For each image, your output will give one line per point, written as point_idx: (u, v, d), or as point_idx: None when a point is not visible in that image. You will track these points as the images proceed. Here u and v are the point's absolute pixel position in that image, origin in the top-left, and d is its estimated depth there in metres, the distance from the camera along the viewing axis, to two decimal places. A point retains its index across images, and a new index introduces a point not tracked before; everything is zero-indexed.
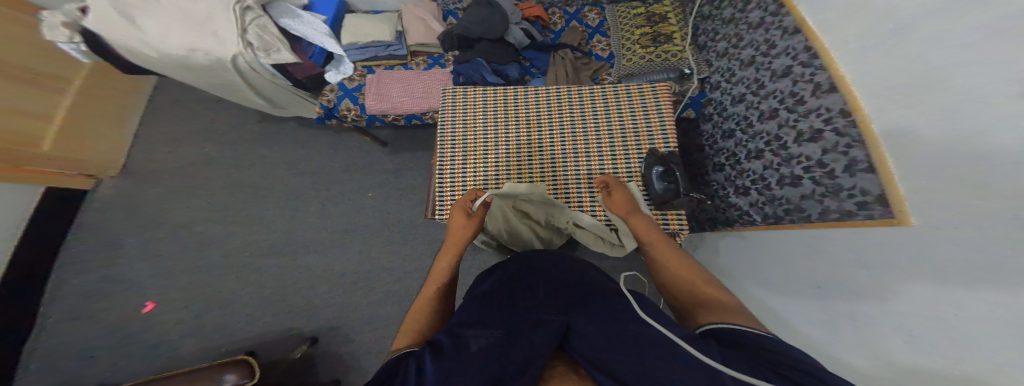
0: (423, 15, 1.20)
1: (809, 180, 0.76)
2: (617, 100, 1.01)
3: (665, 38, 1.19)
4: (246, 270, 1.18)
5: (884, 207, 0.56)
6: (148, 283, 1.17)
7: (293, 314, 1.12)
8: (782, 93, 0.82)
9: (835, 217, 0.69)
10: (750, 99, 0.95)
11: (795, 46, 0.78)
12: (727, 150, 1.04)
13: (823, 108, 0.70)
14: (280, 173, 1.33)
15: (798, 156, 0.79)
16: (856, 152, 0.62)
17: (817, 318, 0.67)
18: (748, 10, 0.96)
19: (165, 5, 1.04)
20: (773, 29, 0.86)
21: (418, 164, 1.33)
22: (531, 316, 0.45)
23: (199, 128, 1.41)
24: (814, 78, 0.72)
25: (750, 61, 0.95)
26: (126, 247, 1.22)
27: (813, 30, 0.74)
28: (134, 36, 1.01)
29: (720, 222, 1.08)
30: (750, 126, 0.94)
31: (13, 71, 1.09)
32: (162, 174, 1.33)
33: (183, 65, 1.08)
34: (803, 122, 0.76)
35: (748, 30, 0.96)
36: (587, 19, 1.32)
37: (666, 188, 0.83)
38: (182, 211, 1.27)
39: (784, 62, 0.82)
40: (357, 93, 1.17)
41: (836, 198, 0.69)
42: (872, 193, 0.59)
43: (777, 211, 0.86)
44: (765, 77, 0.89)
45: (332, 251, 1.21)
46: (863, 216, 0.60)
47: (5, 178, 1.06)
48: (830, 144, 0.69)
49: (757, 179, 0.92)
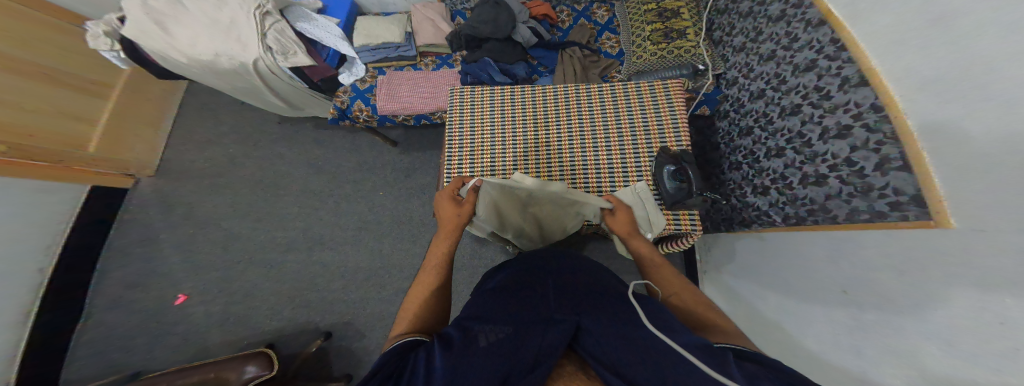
0: (432, 16, 1.22)
1: (834, 179, 0.70)
2: (627, 98, 0.99)
3: (677, 34, 1.16)
4: (267, 265, 1.25)
5: (919, 207, 0.51)
6: (179, 276, 1.25)
7: (310, 308, 1.17)
8: (806, 88, 0.78)
9: (864, 218, 0.63)
10: (770, 95, 0.91)
11: (820, 39, 0.75)
12: (744, 149, 1.00)
13: (852, 102, 0.66)
14: (298, 173, 1.39)
15: (823, 154, 0.74)
16: (888, 149, 0.58)
17: (840, 327, 0.64)
18: (766, 4, 0.93)
19: (193, 13, 1.12)
20: (796, 21, 0.82)
21: (427, 164, 1.36)
22: (542, 313, 0.46)
23: (225, 130, 1.49)
24: (841, 72, 0.69)
25: (769, 56, 0.92)
26: (160, 242, 1.31)
27: (841, 21, 0.70)
28: (167, 44, 1.09)
29: (736, 223, 1.01)
30: (771, 123, 0.90)
31: (65, 77, 1.22)
32: (192, 174, 1.42)
33: (210, 70, 1.15)
34: (829, 119, 0.72)
35: (767, 23, 0.93)
36: (596, 16, 1.31)
37: (678, 187, 0.80)
38: (209, 208, 1.35)
39: (808, 55, 0.78)
40: (369, 94, 1.20)
41: (864, 198, 0.64)
42: (906, 193, 0.54)
43: (797, 212, 0.80)
44: (787, 72, 0.85)
45: (346, 248, 1.25)
46: (896, 218, 0.56)
47: (53, 176, 1.18)
48: (860, 141, 0.64)
49: (777, 178, 0.87)
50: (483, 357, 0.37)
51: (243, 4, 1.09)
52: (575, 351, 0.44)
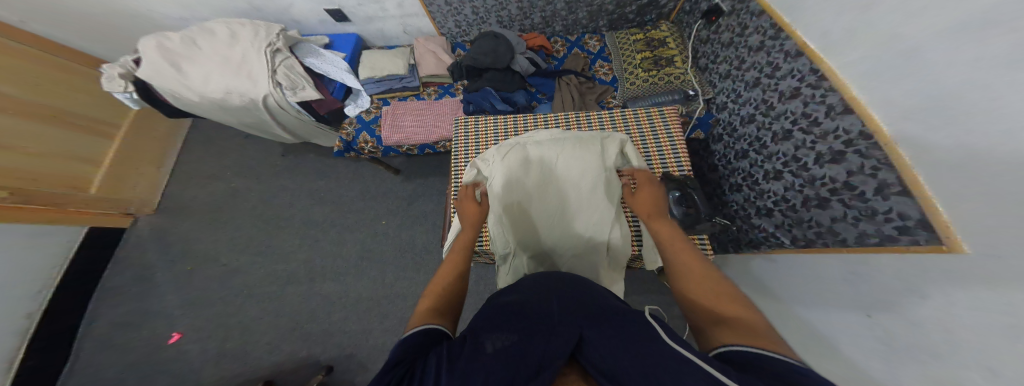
0: (434, 48, 1.29)
1: (837, 202, 0.72)
2: (625, 122, 1.03)
3: (666, 61, 1.23)
4: (267, 298, 1.22)
5: (928, 232, 0.51)
6: (175, 314, 1.21)
7: (310, 342, 1.13)
8: (794, 114, 0.83)
9: (875, 241, 0.63)
10: (760, 119, 0.95)
11: (800, 69, 0.79)
12: (742, 171, 1.03)
13: (840, 129, 0.69)
14: (301, 204, 1.39)
15: (822, 178, 0.76)
16: (884, 175, 0.59)
17: (871, 347, 0.61)
18: (746, 35, 0.99)
19: (206, 52, 1.16)
20: (775, 52, 0.87)
21: (430, 190, 1.37)
22: (541, 323, 0.44)
23: (228, 163, 1.51)
24: (826, 100, 0.72)
25: (755, 84, 0.97)
26: (157, 278, 1.28)
27: (816, 53, 0.74)
28: (180, 82, 1.11)
29: (744, 243, 1.04)
30: (765, 147, 0.94)
31: (98, 125, 1.31)
32: (193, 209, 1.41)
33: (220, 107, 1.17)
34: (821, 144, 0.75)
35: (748, 53, 0.99)
36: (588, 46, 1.37)
37: (685, 212, 0.81)
38: (209, 243, 1.34)
39: (791, 83, 0.83)
40: (374, 125, 1.23)
41: (872, 222, 0.64)
42: (912, 217, 0.54)
43: (806, 234, 0.82)
44: (774, 99, 0.90)
45: (348, 278, 1.23)
46: (907, 241, 0.56)
47: (27, 218, 1.09)
48: (855, 166, 0.67)
49: (779, 201, 0.90)
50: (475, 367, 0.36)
51: (253, 43, 1.16)
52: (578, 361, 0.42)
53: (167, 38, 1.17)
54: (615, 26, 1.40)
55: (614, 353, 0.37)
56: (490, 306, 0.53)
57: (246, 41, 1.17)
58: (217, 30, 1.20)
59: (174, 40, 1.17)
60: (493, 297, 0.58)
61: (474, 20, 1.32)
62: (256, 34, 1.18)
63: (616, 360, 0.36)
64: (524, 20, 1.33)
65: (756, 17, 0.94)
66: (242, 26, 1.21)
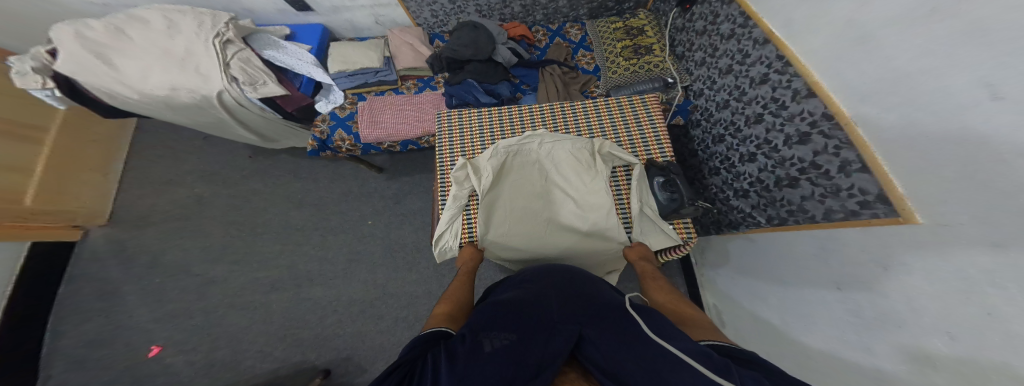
0: (411, 40, 1.23)
1: (806, 182, 0.76)
2: (609, 111, 1.03)
3: (645, 50, 1.24)
4: (252, 307, 1.19)
5: (886, 206, 0.55)
6: (151, 327, 1.15)
7: (303, 347, 1.13)
8: (763, 99, 0.86)
9: (841, 216, 0.67)
10: (734, 105, 0.98)
11: (768, 56, 0.83)
12: (720, 155, 1.07)
13: (805, 112, 0.73)
14: (278, 207, 1.33)
15: (790, 158, 0.80)
16: (845, 153, 0.63)
17: (822, 328, 0.70)
18: (719, 23, 1.02)
19: (140, 44, 1.04)
20: (745, 40, 0.91)
21: (416, 188, 1.35)
22: (545, 322, 0.51)
23: (189, 167, 1.39)
24: (791, 85, 0.76)
25: (727, 70, 1.00)
26: (122, 294, 1.20)
27: (782, 41, 0.79)
28: (113, 80, 0.98)
29: (724, 225, 1.09)
30: (739, 131, 0.97)
31: (20, 130, 1.13)
32: (154, 218, 1.31)
33: (167, 106, 1.05)
34: (789, 126, 0.78)
35: (721, 41, 1.02)
36: (570, 35, 1.34)
37: (670, 198, 0.80)
38: (178, 253, 1.26)
39: (761, 70, 0.86)
40: (350, 121, 1.15)
41: (836, 199, 0.68)
42: (869, 193, 0.58)
43: (779, 213, 0.86)
44: (745, 85, 0.93)
45: (337, 282, 1.22)
46: (867, 217, 0.59)
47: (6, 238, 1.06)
48: (821, 146, 0.70)
49: (754, 182, 0.93)
50: (490, 365, 0.42)
51: (198, 33, 1.04)
52: (577, 360, 0.50)
53: (89, 27, 1.03)
54: (596, 14, 1.37)
55: (616, 350, 0.45)
56: (488, 304, 0.58)
57: (188, 32, 1.05)
58: (151, 19, 1.08)
59: (99, 30, 1.03)
60: (487, 299, 0.62)
61: (452, 9, 1.24)
62: (200, 24, 1.06)
63: (620, 356, 0.44)
64: (504, 9, 1.27)
65: (726, 7, 0.98)
66: (182, 14, 1.08)
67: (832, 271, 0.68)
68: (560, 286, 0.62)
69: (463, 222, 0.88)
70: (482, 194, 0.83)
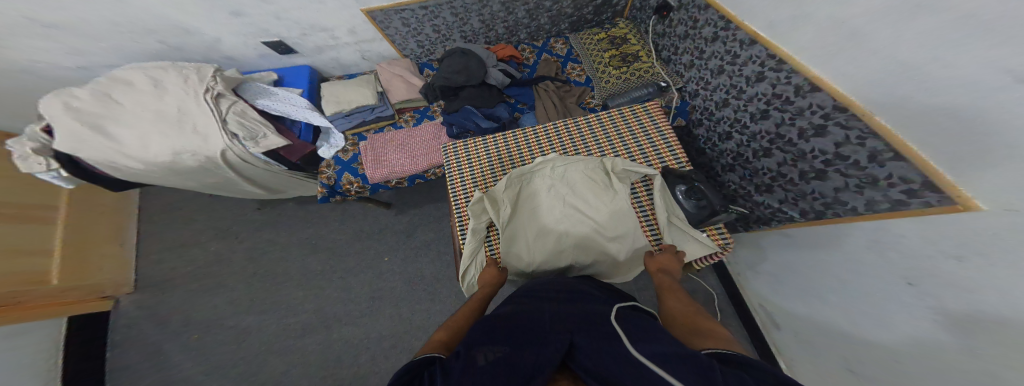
0: (401, 72, 1.22)
1: (835, 173, 0.73)
2: (615, 125, 1.01)
3: (632, 58, 1.23)
4: (289, 351, 1.27)
5: (936, 193, 0.50)
6: (199, 380, 1.22)
7: (344, 384, 1.21)
8: (765, 96, 0.85)
9: (886, 207, 0.63)
10: (734, 103, 0.97)
11: (758, 55, 0.83)
12: (730, 152, 1.05)
13: (814, 105, 0.71)
14: (298, 254, 1.42)
15: (811, 151, 0.77)
16: (872, 143, 0.60)
17: (904, 330, 0.66)
18: (700, 26, 1.02)
19: (130, 109, 0.96)
20: (729, 42, 0.91)
21: (425, 220, 1.44)
22: (534, 333, 0.48)
23: (200, 225, 1.47)
24: (791, 81, 0.75)
25: (718, 72, 0.99)
26: (165, 353, 1.27)
27: (769, 41, 0.79)
28: (115, 151, 0.91)
29: (753, 222, 1.06)
30: (746, 127, 0.96)
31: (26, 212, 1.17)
32: (179, 279, 1.38)
33: (173, 171, 1.00)
34: (800, 120, 0.77)
35: (705, 44, 1.02)
36: (556, 49, 1.31)
37: (697, 205, 0.82)
38: (210, 309, 1.34)
39: (754, 68, 0.86)
40: (355, 164, 1.16)
41: (876, 189, 0.64)
42: (914, 181, 0.54)
43: (814, 206, 0.82)
44: (741, 82, 0.92)
45: (365, 321, 1.30)
46: (919, 206, 0.55)
47: (46, 314, 1.13)
48: (841, 138, 0.68)
49: (777, 176, 0.91)
50: (476, 377, 0.39)
51: (188, 90, 0.98)
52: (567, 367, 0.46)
53: (76, 97, 0.94)
54: (578, 27, 1.36)
55: (602, 351, 0.42)
56: (483, 320, 0.56)
57: (177, 90, 0.98)
58: (136, 80, 1.00)
59: (86, 98, 0.94)
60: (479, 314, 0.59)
61: (437, 38, 1.23)
62: (187, 80, 1.00)
63: (606, 357, 0.41)
64: (488, 32, 1.26)
65: (703, 12, 0.99)
66: (166, 72, 1.02)
67: (892, 279, 0.66)
68: (549, 297, 0.62)
69: (486, 253, 0.92)
70: (500, 225, 0.86)
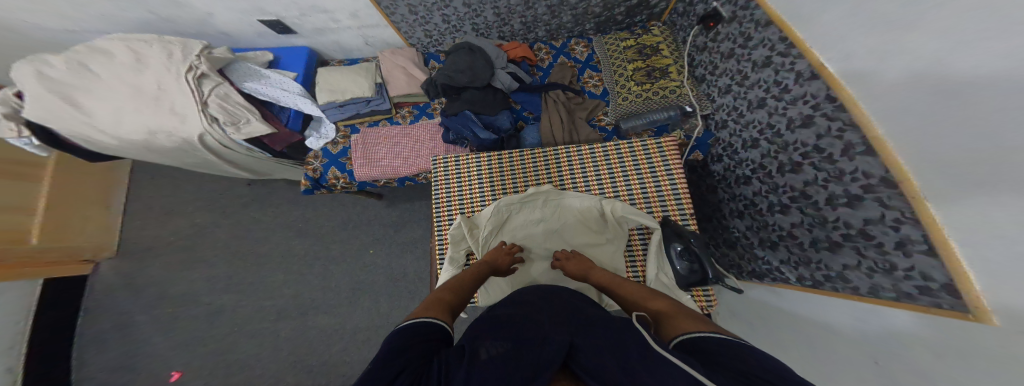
0: (403, 63, 1.14)
1: (852, 249, 0.64)
2: (620, 157, 0.92)
3: (660, 73, 1.12)
4: (261, 334, 1.24)
5: (953, 296, 0.43)
6: (169, 355, 1.22)
7: (313, 374, 1.18)
8: (802, 146, 0.73)
9: (888, 296, 0.56)
10: (764, 146, 0.85)
11: (814, 93, 0.67)
12: (744, 198, 0.96)
13: (859, 170, 0.58)
14: (282, 236, 1.38)
15: (834, 221, 0.67)
16: (907, 229, 0.50)
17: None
18: (750, 48, 0.86)
19: (104, 79, 0.91)
20: (785, 71, 0.75)
21: (415, 216, 1.38)
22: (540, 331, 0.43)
23: (188, 195, 1.43)
24: (843, 135, 0.60)
25: (759, 104, 0.86)
26: (138, 324, 1.26)
27: (836, 78, 0.61)
28: (85, 124, 0.87)
29: (746, 272, 0.98)
30: (768, 176, 0.85)
31: (21, 168, 1.14)
32: (160, 248, 1.36)
33: (148, 149, 0.97)
34: (834, 184, 0.66)
35: (753, 68, 0.87)
36: (575, 53, 1.22)
37: (689, 268, 0.74)
38: (187, 283, 1.31)
39: (802, 110, 0.71)
40: (344, 158, 1.10)
41: (889, 276, 0.56)
42: (935, 280, 0.47)
43: (813, 275, 0.74)
44: (782, 125, 0.79)
45: (341, 312, 1.27)
46: (926, 303, 0.48)
47: (29, 275, 1.15)
48: (873, 214, 0.57)
49: (785, 236, 0.82)
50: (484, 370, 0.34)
51: (168, 67, 0.92)
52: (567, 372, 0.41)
53: (49, 64, 0.89)
54: (603, 28, 1.25)
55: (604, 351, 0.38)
56: (484, 318, 0.51)
57: (157, 65, 0.92)
58: (114, 50, 0.94)
59: (59, 65, 0.89)
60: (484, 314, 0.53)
61: (446, 29, 1.15)
62: (169, 55, 0.94)
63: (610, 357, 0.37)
64: (503, 26, 1.17)
65: (762, 29, 0.80)
66: (148, 44, 0.96)
67: (864, 365, 0.54)
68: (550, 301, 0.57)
69: None
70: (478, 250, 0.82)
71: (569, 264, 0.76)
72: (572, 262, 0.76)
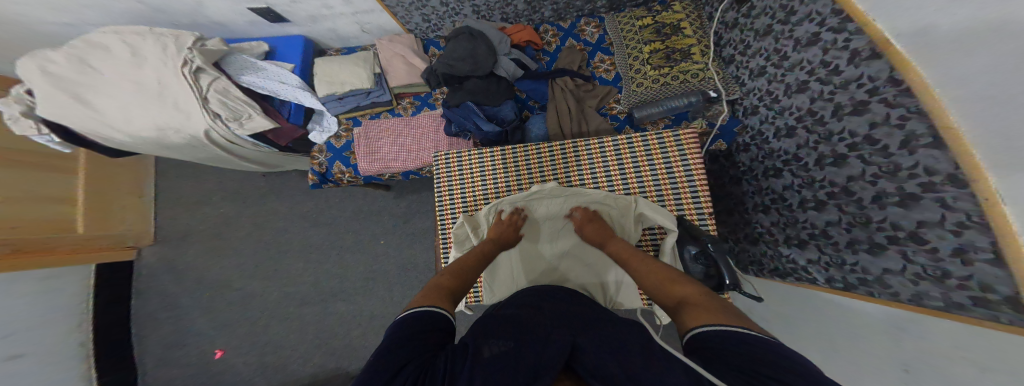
0: (401, 52, 1.08)
1: (896, 252, 0.57)
2: (632, 151, 0.86)
3: (681, 55, 1.00)
4: (289, 318, 1.36)
5: (1017, 310, 0.39)
6: (212, 334, 1.36)
7: (337, 355, 1.29)
8: (851, 136, 0.64)
9: (938, 306, 0.50)
10: (802, 135, 0.76)
11: (870, 77, 0.57)
12: (773, 192, 0.88)
13: (919, 166, 0.50)
14: (299, 226, 1.45)
15: (879, 222, 0.60)
16: (973, 236, 0.44)
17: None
18: (793, 23, 0.75)
19: (108, 76, 0.92)
20: (835, 49, 0.64)
21: (424, 208, 1.39)
22: (543, 333, 0.42)
23: (210, 187, 1.51)
24: (905, 125, 0.51)
25: (800, 87, 0.75)
26: (182, 306, 1.40)
27: (910, 63, 0.48)
28: (98, 122, 0.90)
29: (769, 270, 0.93)
30: (804, 168, 0.77)
31: (50, 160, 1.23)
32: (192, 237, 1.46)
33: (160, 145, 1.00)
34: (886, 181, 0.57)
35: (795, 47, 0.75)
36: (585, 34, 1.12)
37: (704, 272, 0.72)
38: (219, 270, 1.42)
39: (854, 95, 0.61)
40: (347, 152, 1.11)
41: (940, 285, 0.50)
42: (997, 292, 0.42)
43: (847, 277, 0.68)
44: (825, 113, 0.69)
45: (359, 299, 1.35)
46: (981, 315, 0.43)
47: (88, 259, 1.29)
48: (931, 218, 0.50)
49: (817, 234, 0.75)
50: (490, 368, 0.33)
51: (165, 61, 0.91)
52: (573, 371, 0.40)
53: (52, 61, 0.90)
54: (617, 4, 1.13)
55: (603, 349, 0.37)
56: (486, 317, 0.50)
57: (154, 59, 0.92)
58: (112, 45, 0.94)
59: (61, 62, 0.90)
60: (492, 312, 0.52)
61: (445, 12, 1.07)
62: (163, 49, 0.93)
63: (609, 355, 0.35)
64: (506, 7, 1.08)
65: (809, 1, 0.69)
66: (142, 38, 0.95)
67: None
68: (552, 301, 0.55)
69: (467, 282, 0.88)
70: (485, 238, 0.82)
71: (590, 225, 0.77)
72: (591, 226, 0.77)
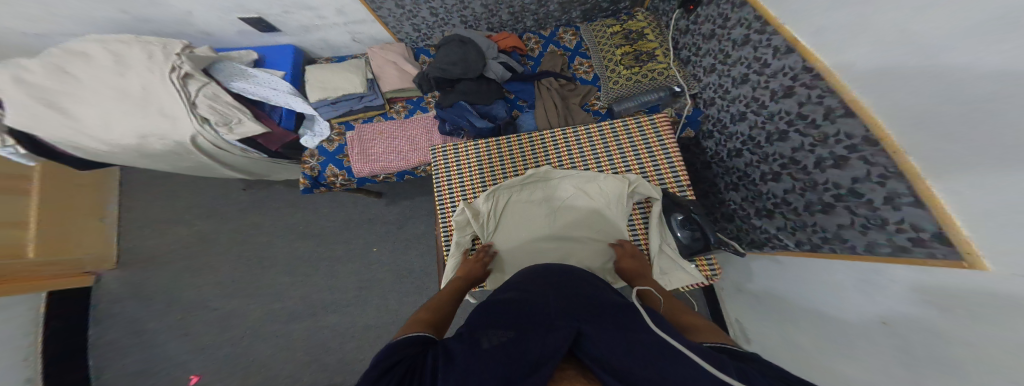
0: (394, 59, 1.13)
1: (843, 209, 0.67)
2: (616, 137, 0.95)
3: (648, 56, 1.13)
4: (275, 335, 1.28)
5: (946, 247, 0.46)
6: (187, 359, 1.25)
7: (328, 371, 1.23)
8: (788, 115, 0.75)
9: (886, 252, 0.58)
10: (752, 118, 0.88)
11: (792, 66, 0.71)
12: (738, 170, 0.98)
13: (841, 132, 0.62)
14: (285, 238, 1.40)
15: (825, 183, 0.70)
16: (893, 184, 0.53)
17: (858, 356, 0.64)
18: (729, 27, 0.89)
19: (86, 83, 0.88)
20: (763, 47, 0.79)
21: (417, 212, 1.40)
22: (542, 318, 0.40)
23: (184, 203, 1.43)
24: (824, 101, 0.64)
25: (743, 80, 0.88)
26: (150, 332, 1.28)
27: (814, 52, 0.65)
28: (71, 131, 0.85)
29: (747, 243, 1.01)
30: (759, 146, 0.87)
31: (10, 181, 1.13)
32: (162, 258, 1.36)
33: (140, 154, 0.95)
34: (820, 148, 0.68)
35: (733, 46, 0.89)
36: (564, 41, 1.22)
37: (691, 236, 0.79)
38: (194, 291, 1.33)
39: (784, 82, 0.74)
40: (340, 155, 1.10)
41: (881, 232, 0.59)
42: (925, 230, 0.49)
43: (811, 239, 0.77)
44: (765, 97, 0.81)
45: (351, 309, 1.31)
46: (921, 254, 0.51)
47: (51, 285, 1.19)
48: (861, 174, 0.60)
49: (779, 203, 0.85)
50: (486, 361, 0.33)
51: (151, 67, 0.90)
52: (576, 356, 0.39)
53: (27, 70, 0.86)
54: (590, 16, 1.25)
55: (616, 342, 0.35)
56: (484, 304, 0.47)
57: (139, 66, 0.90)
58: (93, 53, 0.91)
59: (35, 70, 0.86)
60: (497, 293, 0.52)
61: (434, 22, 1.13)
62: (149, 55, 0.91)
63: (618, 346, 0.34)
64: (491, 18, 1.16)
65: (737, 10, 0.85)
66: (127, 45, 0.93)
67: (875, 338, 0.59)
68: (554, 281, 0.53)
69: None
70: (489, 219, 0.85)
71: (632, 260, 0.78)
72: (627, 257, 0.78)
